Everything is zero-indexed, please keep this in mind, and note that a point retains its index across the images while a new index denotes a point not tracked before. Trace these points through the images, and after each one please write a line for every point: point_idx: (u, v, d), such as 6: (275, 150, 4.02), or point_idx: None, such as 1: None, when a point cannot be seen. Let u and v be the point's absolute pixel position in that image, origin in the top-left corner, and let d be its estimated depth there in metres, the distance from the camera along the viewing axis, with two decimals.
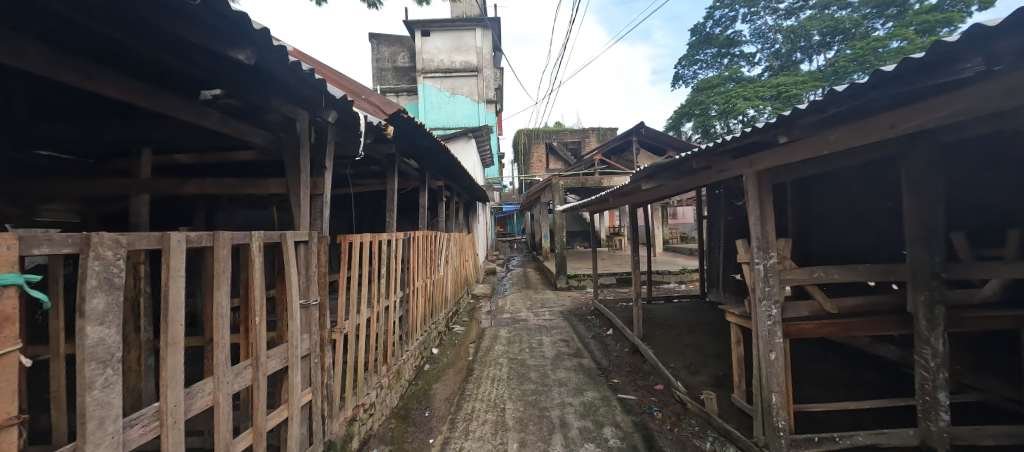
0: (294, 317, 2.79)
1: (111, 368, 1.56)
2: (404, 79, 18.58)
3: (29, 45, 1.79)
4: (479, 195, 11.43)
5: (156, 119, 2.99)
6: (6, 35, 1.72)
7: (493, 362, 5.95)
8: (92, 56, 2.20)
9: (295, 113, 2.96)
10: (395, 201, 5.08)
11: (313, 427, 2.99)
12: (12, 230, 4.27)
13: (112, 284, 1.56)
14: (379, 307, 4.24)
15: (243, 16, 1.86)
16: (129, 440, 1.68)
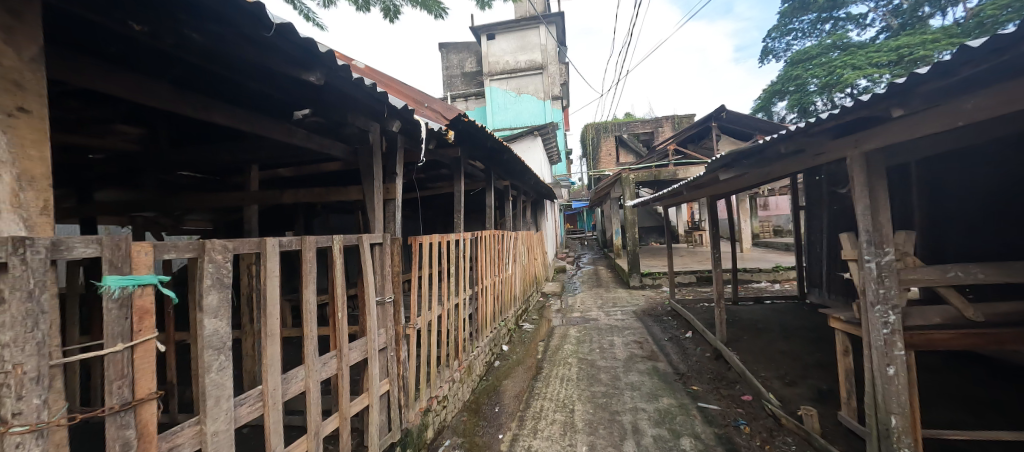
0: (372, 312, 2.82)
1: (224, 354, 1.61)
2: (472, 84, 19.11)
3: (146, 83, 1.91)
4: (546, 193, 11.28)
5: (236, 138, 3.28)
6: (124, 75, 1.83)
7: (562, 362, 5.73)
8: (197, 87, 2.32)
9: (369, 126, 2.92)
10: (462, 202, 5.08)
11: (391, 415, 3.01)
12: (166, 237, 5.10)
13: (223, 283, 1.63)
14: (449, 305, 4.24)
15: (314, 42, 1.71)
16: (240, 417, 1.76)
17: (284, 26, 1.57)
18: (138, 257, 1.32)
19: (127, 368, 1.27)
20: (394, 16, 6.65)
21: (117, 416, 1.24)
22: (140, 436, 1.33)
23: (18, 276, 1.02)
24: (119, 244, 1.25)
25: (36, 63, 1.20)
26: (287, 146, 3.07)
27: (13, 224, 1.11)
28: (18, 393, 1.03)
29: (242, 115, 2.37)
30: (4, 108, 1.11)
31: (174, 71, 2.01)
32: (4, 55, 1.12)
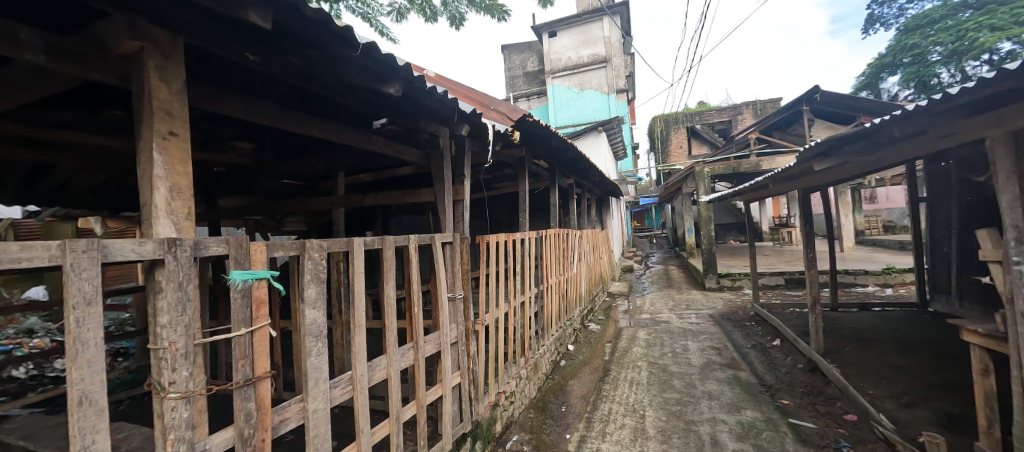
0: (444, 308, 2.97)
1: (321, 341, 1.82)
2: (535, 83, 19.18)
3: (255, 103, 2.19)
4: (612, 190, 10.95)
5: (323, 147, 3.62)
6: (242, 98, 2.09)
7: (631, 365, 5.52)
8: (294, 103, 2.60)
9: (439, 131, 3.08)
10: (527, 201, 5.13)
11: (462, 406, 3.15)
12: (271, 237, 5.83)
13: (320, 277, 1.83)
14: (515, 303, 4.30)
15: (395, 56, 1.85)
16: (335, 397, 1.97)
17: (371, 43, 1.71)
18: (255, 255, 1.53)
19: (248, 349, 1.49)
20: (459, 23, 6.90)
21: (241, 388, 1.46)
22: (258, 408, 1.54)
23: (171, 270, 1.25)
24: (241, 243, 1.47)
25: (183, 94, 1.45)
26: (368, 153, 3.34)
27: (168, 227, 1.35)
28: (173, 366, 1.25)
29: (333, 127, 2.60)
30: (160, 132, 1.36)
31: (272, 84, 2.26)
32: (159, 90, 1.37)
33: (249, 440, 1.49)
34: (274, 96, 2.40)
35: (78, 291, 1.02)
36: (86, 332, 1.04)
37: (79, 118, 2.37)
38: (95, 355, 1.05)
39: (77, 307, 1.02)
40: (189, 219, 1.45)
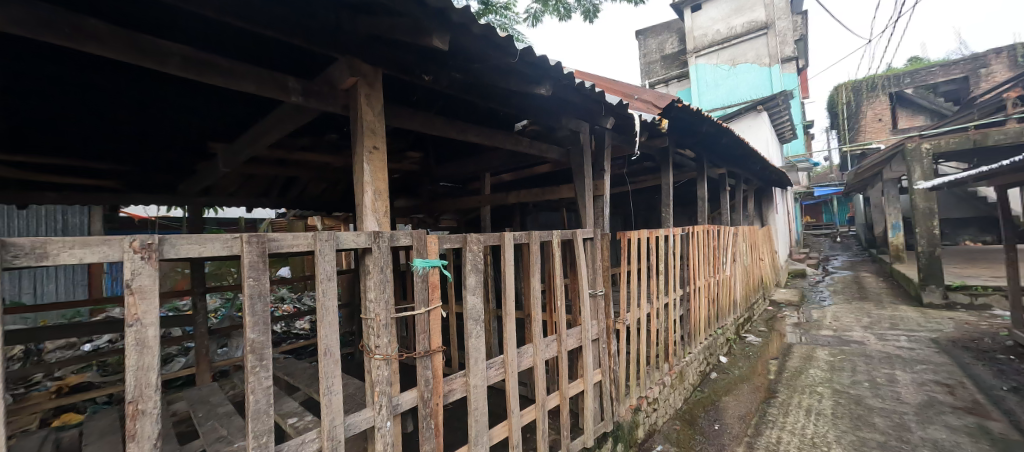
0: (585, 303, 2.96)
1: (479, 325, 2.02)
2: (675, 66, 17.57)
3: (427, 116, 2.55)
4: (777, 179, 9.26)
5: (473, 151, 4.00)
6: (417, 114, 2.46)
7: (806, 390, 4.58)
8: (454, 114, 2.94)
9: (579, 126, 3.08)
10: (671, 195, 4.73)
11: (604, 405, 3.10)
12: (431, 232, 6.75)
13: (479, 268, 2.03)
14: (659, 304, 4.01)
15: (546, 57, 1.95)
16: (490, 377, 2.16)
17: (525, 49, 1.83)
18: (430, 246, 1.78)
19: (426, 326, 1.75)
20: (594, 15, 6.78)
21: (421, 358, 1.74)
22: (434, 376, 1.80)
23: (376, 257, 1.56)
24: (420, 236, 1.74)
25: (381, 115, 1.79)
26: (513, 154, 3.54)
27: (373, 223, 1.69)
28: (377, 333, 1.56)
29: (486, 132, 2.79)
30: (367, 146, 1.71)
31: (437, 97, 2.60)
32: (366, 114, 1.73)
33: (428, 402, 1.76)
34: (437, 107, 2.77)
35: (323, 270, 1.36)
36: (326, 300, 1.38)
37: (311, 142, 3.15)
38: (331, 319, 1.38)
39: (322, 281, 1.36)
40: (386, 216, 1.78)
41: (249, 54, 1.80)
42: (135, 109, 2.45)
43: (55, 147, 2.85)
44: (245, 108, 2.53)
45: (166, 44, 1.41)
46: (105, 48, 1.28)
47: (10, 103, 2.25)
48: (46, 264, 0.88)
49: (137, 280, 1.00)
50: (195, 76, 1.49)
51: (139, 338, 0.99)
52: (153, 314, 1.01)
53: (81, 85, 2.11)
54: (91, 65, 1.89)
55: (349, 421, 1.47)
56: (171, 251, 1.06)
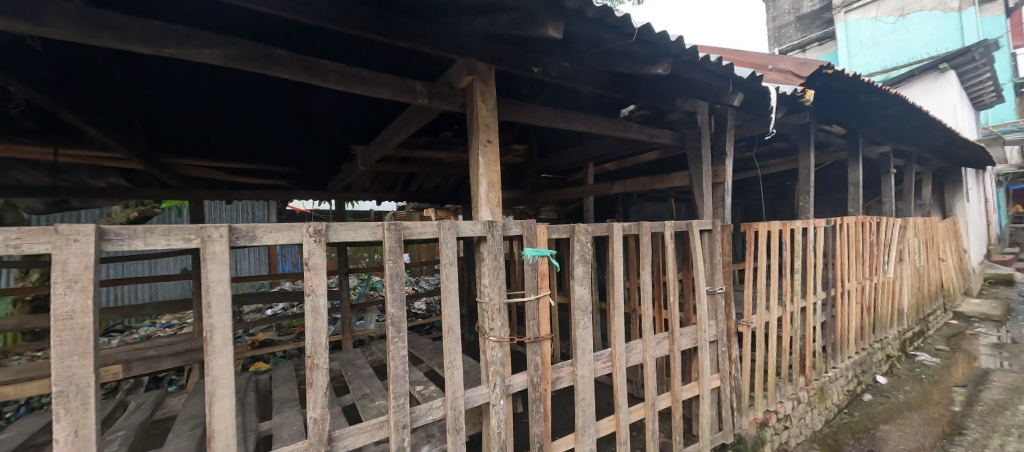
0: (702, 301, 2.66)
1: (585, 316, 1.97)
2: (815, 28, 14.76)
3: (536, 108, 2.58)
4: (970, 158, 7.19)
5: (577, 140, 3.93)
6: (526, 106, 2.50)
7: (1013, 431, 3.52)
8: (560, 103, 2.93)
9: (696, 107, 2.80)
10: (812, 181, 4.01)
11: (723, 413, 2.81)
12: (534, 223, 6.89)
13: (586, 259, 1.99)
14: (794, 307, 3.44)
15: (664, 34, 1.82)
16: (598, 369, 2.09)
17: (641, 27, 1.73)
18: (539, 236, 1.81)
19: (536, 312, 1.80)
20: None
21: (530, 344, 1.79)
22: (543, 363, 1.83)
23: (490, 245, 1.65)
24: (530, 225, 1.78)
25: (495, 110, 1.88)
26: (619, 142, 3.39)
27: (487, 213, 1.80)
28: (491, 316, 1.66)
29: (594, 120, 2.70)
30: (482, 141, 1.81)
31: (544, 88, 2.62)
32: (482, 109, 1.83)
33: (538, 387, 1.81)
34: (542, 97, 2.79)
35: (445, 255, 1.50)
36: (449, 283, 1.51)
37: (429, 141, 3.46)
38: (453, 300, 1.51)
39: (445, 266, 1.50)
40: (499, 206, 1.87)
41: (385, 63, 2.05)
42: (300, 120, 2.99)
43: (249, 154, 3.65)
44: (378, 112, 2.89)
45: (325, 63, 1.67)
46: (286, 72, 1.59)
47: (222, 122, 2.93)
48: (256, 244, 1.16)
49: (311, 259, 1.23)
50: (345, 88, 1.73)
51: (314, 306, 1.22)
52: (322, 287, 1.23)
53: (264, 104, 2.64)
54: (268, 84, 2.33)
55: (469, 394, 1.59)
56: (335, 235, 1.29)
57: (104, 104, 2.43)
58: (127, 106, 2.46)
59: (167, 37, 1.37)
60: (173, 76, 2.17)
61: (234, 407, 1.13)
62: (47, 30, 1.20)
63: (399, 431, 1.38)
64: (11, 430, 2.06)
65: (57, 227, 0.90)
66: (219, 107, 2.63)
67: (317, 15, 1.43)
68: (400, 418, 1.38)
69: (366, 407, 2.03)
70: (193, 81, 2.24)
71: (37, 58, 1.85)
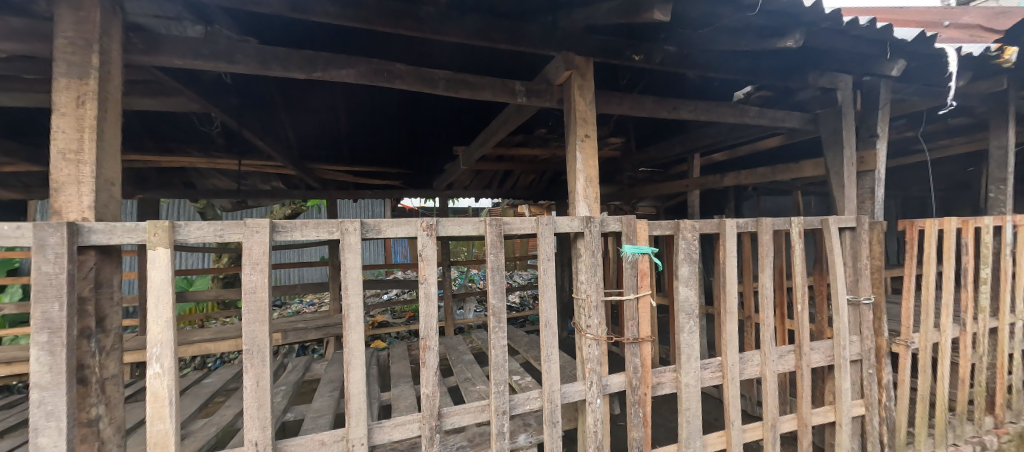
0: (841, 312, 2.22)
1: (692, 320, 1.81)
2: None
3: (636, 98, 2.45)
4: None
5: (681, 130, 3.63)
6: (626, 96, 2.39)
7: None
8: (663, 90, 2.74)
9: (836, 82, 2.37)
10: (1009, 165, 3.09)
11: (868, 448, 2.34)
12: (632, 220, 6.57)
13: (693, 258, 1.81)
14: (979, 328, 2.69)
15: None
16: (705, 379, 1.87)
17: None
18: (639, 232, 1.72)
19: (636, 313, 1.72)
20: None
21: (630, 344, 1.71)
22: (643, 365, 1.74)
23: (587, 241, 1.63)
24: (630, 221, 1.70)
25: (593, 103, 1.84)
26: (732, 129, 3.04)
27: (584, 208, 1.78)
28: (588, 313, 1.64)
29: (703, 106, 2.46)
30: (580, 135, 1.79)
31: (646, 75, 2.47)
32: (579, 104, 1.81)
33: (637, 390, 1.72)
34: (643, 85, 2.64)
35: (544, 251, 1.53)
36: (547, 278, 1.54)
37: (525, 138, 3.52)
38: (551, 295, 1.54)
39: (543, 261, 1.53)
40: (597, 201, 1.84)
41: (486, 64, 2.15)
42: (411, 126, 3.30)
43: (370, 158, 4.16)
44: (479, 113, 3.04)
45: (435, 71, 1.82)
46: (404, 84, 1.77)
47: (349, 132, 3.38)
48: (378, 236, 1.33)
49: (424, 251, 1.36)
50: (452, 93, 1.86)
51: (427, 293, 1.36)
52: (433, 276, 1.35)
53: (382, 113, 2.98)
54: (383, 94, 2.60)
55: (565, 389, 1.60)
56: (445, 229, 1.41)
57: (266, 122, 2.97)
58: (282, 122, 2.99)
59: (314, 63, 1.64)
60: (314, 94, 2.57)
61: (364, 376, 1.30)
62: (235, 66, 1.54)
63: (499, 416, 1.45)
64: (212, 376, 2.68)
65: (247, 221, 1.16)
66: (348, 118, 3.04)
67: (428, 29, 1.57)
68: (500, 404, 1.45)
69: (468, 390, 2.18)
70: (328, 97, 2.62)
71: (226, 89, 2.37)
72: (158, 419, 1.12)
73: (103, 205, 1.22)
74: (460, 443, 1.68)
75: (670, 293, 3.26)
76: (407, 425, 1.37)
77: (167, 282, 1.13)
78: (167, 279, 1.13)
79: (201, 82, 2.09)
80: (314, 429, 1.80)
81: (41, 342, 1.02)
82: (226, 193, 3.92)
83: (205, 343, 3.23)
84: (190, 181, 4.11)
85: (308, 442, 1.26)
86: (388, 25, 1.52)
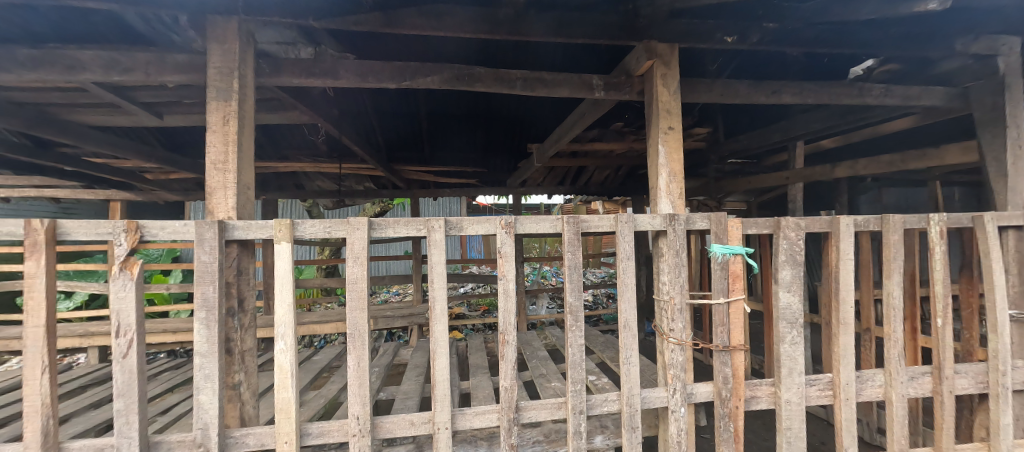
0: (1002, 331, 1.80)
1: (796, 329, 1.61)
2: None
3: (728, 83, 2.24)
4: None
5: (781, 115, 3.24)
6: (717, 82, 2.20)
7: None
8: (761, 71, 2.47)
9: (996, 46, 1.93)
10: None
11: None
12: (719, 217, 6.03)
13: (797, 260, 1.61)
14: None
15: None
16: (810, 397, 1.65)
17: None
18: (732, 231, 1.57)
19: (726, 318, 1.58)
20: None
21: (719, 352, 1.58)
22: (734, 376, 1.59)
23: (671, 240, 1.54)
24: (720, 219, 1.57)
25: (678, 93, 1.72)
26: (848, 112, 2.63)
27: (667, 205, 1.68)
28: (671, 316, 1.56)
29: (810, 87, 2.16)
30: (663, 128, 1.70)
31: (739, 57, 2.25)
32: (662, 94, 1.70)
33: (727, 403, 1.58)
34: (735, 69, 2.41)
35: (623, 249, 1.48)
36: (626, 278, 1.49)
37: (601, 133, 3.42)
38: (630, 295, 1.48)
39: (622, 260, 1.48)
40: (682, 198, 1.72)
41: (563, 59, 2.13)
42: (487, 126, 3.40)
43: (450, 158, 4.38)
44: (555, 110, 3.03)
45: (513, 71, 1.85)
46: (483, 86, 1.83)
47: (431, 134, 3.59)
48: (459, 232, 1.39)
49: (503, 248, 1.40)
50: (529, 92, 1.88)
51: (505, 288, 1.40)
52: (511, 273, 1.39)
53: (460, 114, 3.11)
54: (462, 96, 2.72)
55: (646, 394, 1.53)
56: (522, 226, 1.43)
57: (361, 128, 3.29)
58: (374, 128, 3.29)
59: (404, 72, 1.77)
60: (401, 100, 2.78)
61: (447, 364, 1.38)
62: (339, 81, 1.72)
63: (576, 415, 1.44)
64: (320, 354, 3.06)
65: (349, 219, 1.29)
66: (430, 121, 3.23)
67: (507, 31, 1.60)
68: (577, 403, 1.44)
69: (543, 386, 2.20)
70: (413, 102, 2.81)
71: (329, 101, 2.67)
72: (280, 388, 1.30)
73: (241, 205, 1.45)
74: (536, 437, 1.71)
75: (767, 298, 2.94)
76: (487, 414, 1.42)
77: (288, 272, 1.31)
78: (288, 269, 1.31)
79: (309, 97, 2.38)
80: (403, 410, 1.96)
81: (201, 318, 1.26)
82: (329, 193, 4.42)
83: (313, 324, 3.70)
84: (300, 183, 4.70)
85: (399, 421, 1.38)
86: (469, 30, 1.58)
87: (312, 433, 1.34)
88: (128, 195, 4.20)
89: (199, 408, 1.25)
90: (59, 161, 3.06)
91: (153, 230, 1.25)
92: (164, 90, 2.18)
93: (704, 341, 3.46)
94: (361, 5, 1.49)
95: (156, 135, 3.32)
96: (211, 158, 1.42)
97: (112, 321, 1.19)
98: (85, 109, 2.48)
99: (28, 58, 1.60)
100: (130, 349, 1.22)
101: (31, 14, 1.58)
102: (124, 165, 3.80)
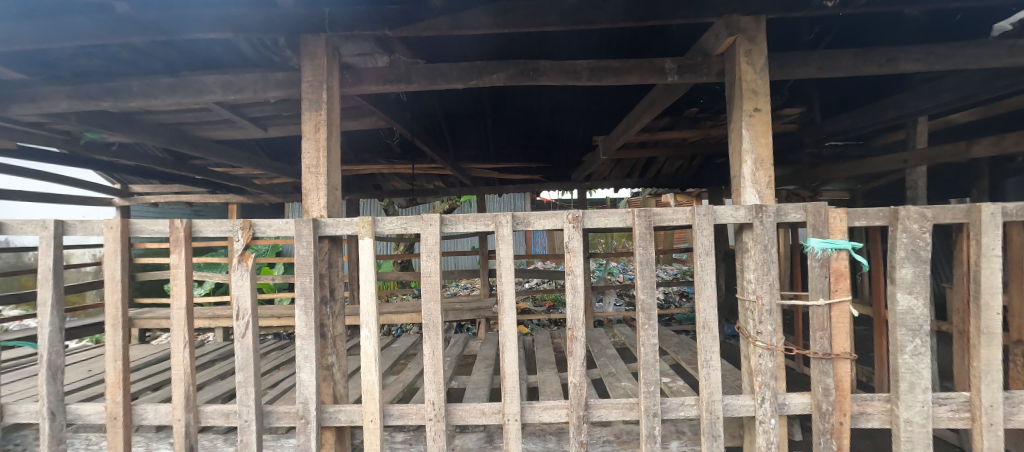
0: None
1: (919, 339, 1.37)
2: None
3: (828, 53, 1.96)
4: None
5: (896, 87, 2.77)
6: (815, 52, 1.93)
7: None
8: (870, 35, 2.12)
9: None
10: None
11: None
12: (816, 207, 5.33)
13: (921, 258, 1.37)
14: None
15: None
16: (939, 419, 1.40)
17: None
18: (834, 223, 1.39)
19: (827, 323, 1.40)
20: None
21: (818, 360, 1.41)
22: (837, 388, 1.40)
23: (757, 233, 1.40)
24: (819, 210, 1.38)
25: (766, 69, 1.55)
26: (992, 77, 2.16)
27: (753, 196, 1.53)
28: (759, 318, 1.42)
29: (937, 49, 1.82)
30: (747, 110, 1.54)
31: (842, 22, 1.96)
32: (746, 73, 1.55)
33: (828, 418, 1.39)
34: (834, 37, 2.11)
35: (701, 244, 1.37)
36: (704, 275, 1.39)
37: (673, 121, 3.22)
38: (710, 294, 1.38)
39: (700, 256, 1.38)
40: (770, 187, 1.55)
41: (632, 43, 2.03)
42: (551, 120, 3.37)
43: (515, 154, 4.41)
44: (622, 99, 2.90)
45: (579, 62, 1.81)
46: (549, 79, 1.81)
47: (495, 131, 3.66)
48: (526, 227, 1.41)
49: (571, 243, 1.38)
50: (596, 82, 1.82)
51: (573, 284, 1.38)
52: (579, 268, 1.37)
53: (524, 111, 3.13)
54: (525, 91, 2.72)
55: (728, 401, 1.41)
56: (590, 222, 1.40)
57: (431, 128, 3.45)
58: (442, 128, 3.43)
59: (471, 72, 1.82)
60: (467, 100, 2.86)
61: (517, 358, 1.39)
62: (412, 85, 1.81)
63: (650, 418, 1.38)
64: (398, 342, 3.30)
65: (423, 215, 1.36)
66: (494, 118, 3.29)
67: (574, 21, 1.58)
68: (651, 405, 1.38)
69: (612, 385, 2.13)
70: (480, 101, 2.89)
71: (402, 106, 2.84)
72: (367, 370, 1.42)
73: (331, 204, 1.60)
74: (607, 437, 1.67)
75: (877, 299, 2.55)
76: (556, 410, 1.42)
77: (371, 266, 1.42)
78: (371, 262, 1.42)
79: (385, 103, 2.55)
80: (473, 399, 2.04)
81: (301, 305, 1.42)
82: (403, 193, 4.70)
83: (391, 314, 3.98)
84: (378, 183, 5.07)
85: (472, 409, 1.43)
86: (533, 23, 1.58)
87: (393, 414, 1.45)
88: (241, 198, 4.86)
89: (301, 384, 1.41)
90: (191, 171, 3.64)
91: (262, 228, 1.43)
92: (268, 105, 2.48)
93: (798, 346, 3.10)
94: (431, 11, 1.56)
95: (261, 145, 3.79)
96: (306, 163, 1.59)
97: (234, 306, 1.39)
98: (209, 126, 2.92)
99: (168, 85, 1.92)
100: (247, 330, 1.41)
101: (170, 48, 1.88)
102: (238, 172, 4.41)
